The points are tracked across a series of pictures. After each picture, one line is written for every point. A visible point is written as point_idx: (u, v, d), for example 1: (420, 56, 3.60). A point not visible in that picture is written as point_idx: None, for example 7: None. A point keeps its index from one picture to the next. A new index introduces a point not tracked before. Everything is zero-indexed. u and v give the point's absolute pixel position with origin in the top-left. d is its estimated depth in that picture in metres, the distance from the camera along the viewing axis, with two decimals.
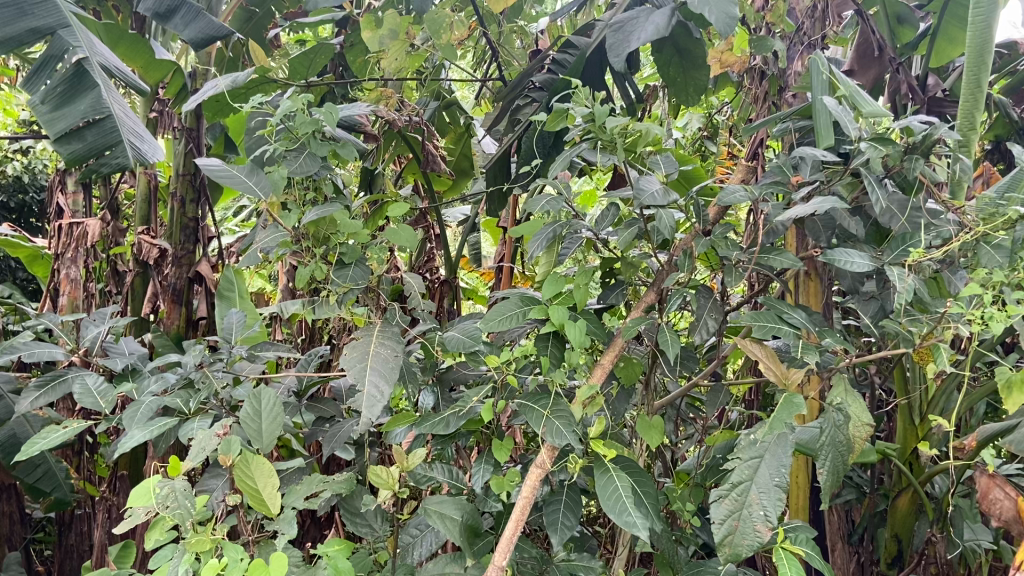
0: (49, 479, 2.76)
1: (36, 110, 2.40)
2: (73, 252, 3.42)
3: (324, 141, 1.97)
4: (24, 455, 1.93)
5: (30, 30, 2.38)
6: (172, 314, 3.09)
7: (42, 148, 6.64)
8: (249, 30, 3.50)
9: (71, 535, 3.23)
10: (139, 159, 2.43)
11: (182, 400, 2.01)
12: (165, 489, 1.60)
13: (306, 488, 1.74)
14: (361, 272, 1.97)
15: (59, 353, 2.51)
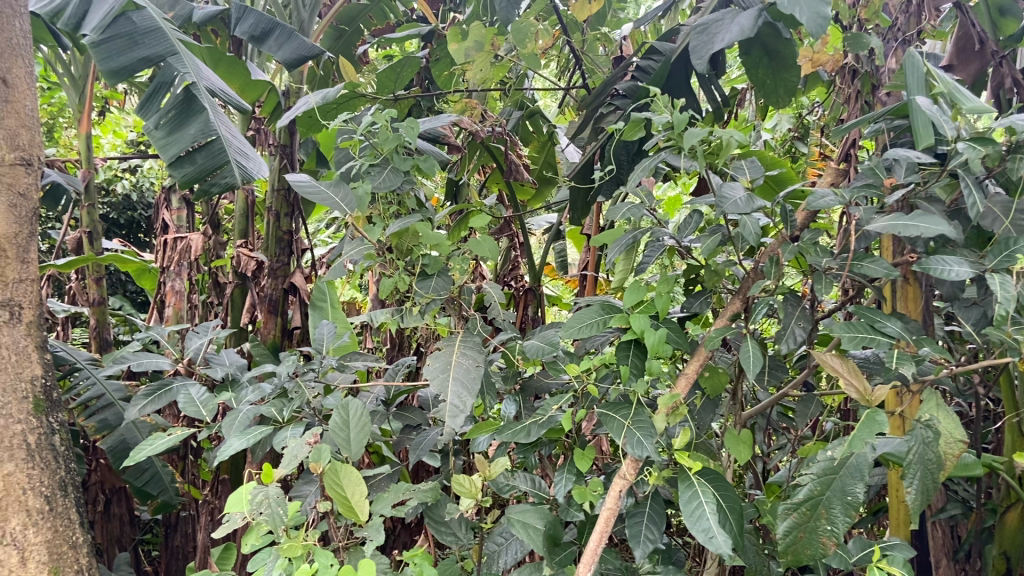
0: (155, 482, 2.91)
1: (151, 135, 2.53)
2: (177, 266, 3.61)
3: (407, 156, 2.01)
4: (130, 462, 2.05)
5: (142, 59, 2.51)
6: (268, 324, 3.20)
7: (150, 166, 6.98)
8: (339, 48, 3.65)
9: (176, 536, 3.40)
10: (246, 177, 2.54)
11: (277, 409, 2.09)
12: (260, 496, 1.64)
13: (393, 496, 1.78)
14: (444, 283, 2.01)
15: (165, 362, 2.64)
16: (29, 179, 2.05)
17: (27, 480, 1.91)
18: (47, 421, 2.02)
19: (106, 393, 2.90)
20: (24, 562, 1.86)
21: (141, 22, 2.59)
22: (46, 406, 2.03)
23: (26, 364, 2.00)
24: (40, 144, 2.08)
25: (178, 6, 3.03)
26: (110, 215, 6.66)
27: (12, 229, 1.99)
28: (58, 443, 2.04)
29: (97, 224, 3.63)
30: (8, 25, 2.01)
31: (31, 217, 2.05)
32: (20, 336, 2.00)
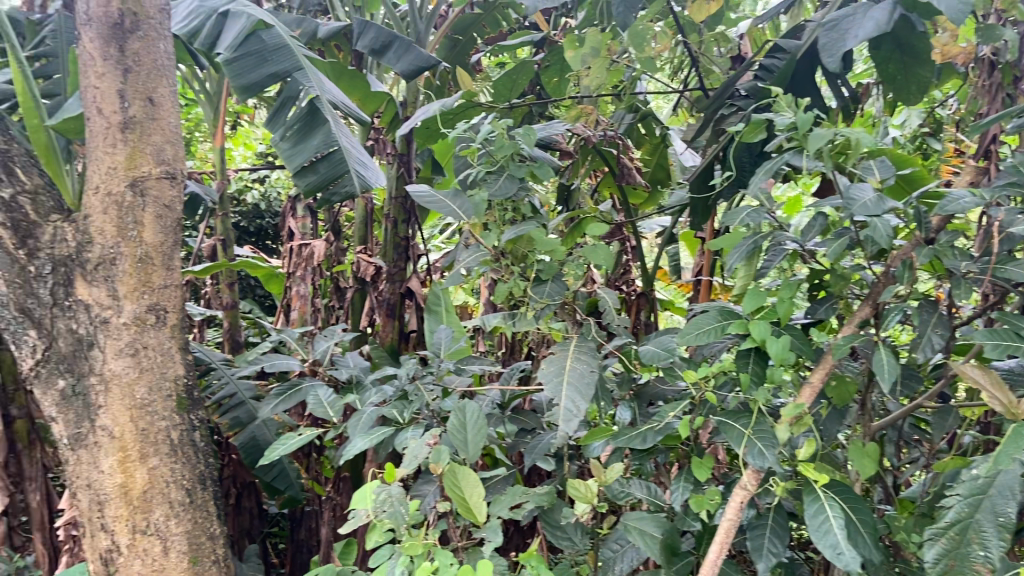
0: (283, 478, 3.05)
1: (278, 147, 2.66)
2: (302, 271, 3.77)
3: (522, 163, 2.05)
4: (267, 460, 2.27)
5: (270, 75, 2.62)
6: (386, 327, 3.30)
7: (278, 177, 7.29)
8: (453, 57, 3.69)
9: (302, 530, 3.55)
10: (365, 187, 2.62)
11: (399, 410, 2.17)
12: (383, 494, 1.73)
13: (511, 498, 1.80)
14: (558, 287, 2.04)
15: (295, 364, 2.79)
16: (174, 191, 2.19)
17: (170, 473, 2.05)
18: (188, 418, 2.16)
19: (238, 392, 3.07)
20: (166, 551, 2.01)
21: (270, 40, 2.70)
22: (189, 404, 2.17)
23: (170, 365, 2.13)
24: (183, 158, 2.22)
25: (304, 24, 3.16)
26: (241, 223, 6.99)
27: (158, 238, 2.14)
28: (198, 438, 2.17)
29: (230, 232, 3.84)
30: (155, 48, 2.16)
31: (175, 227, 2.19)
32: (166, 338, 2.14)
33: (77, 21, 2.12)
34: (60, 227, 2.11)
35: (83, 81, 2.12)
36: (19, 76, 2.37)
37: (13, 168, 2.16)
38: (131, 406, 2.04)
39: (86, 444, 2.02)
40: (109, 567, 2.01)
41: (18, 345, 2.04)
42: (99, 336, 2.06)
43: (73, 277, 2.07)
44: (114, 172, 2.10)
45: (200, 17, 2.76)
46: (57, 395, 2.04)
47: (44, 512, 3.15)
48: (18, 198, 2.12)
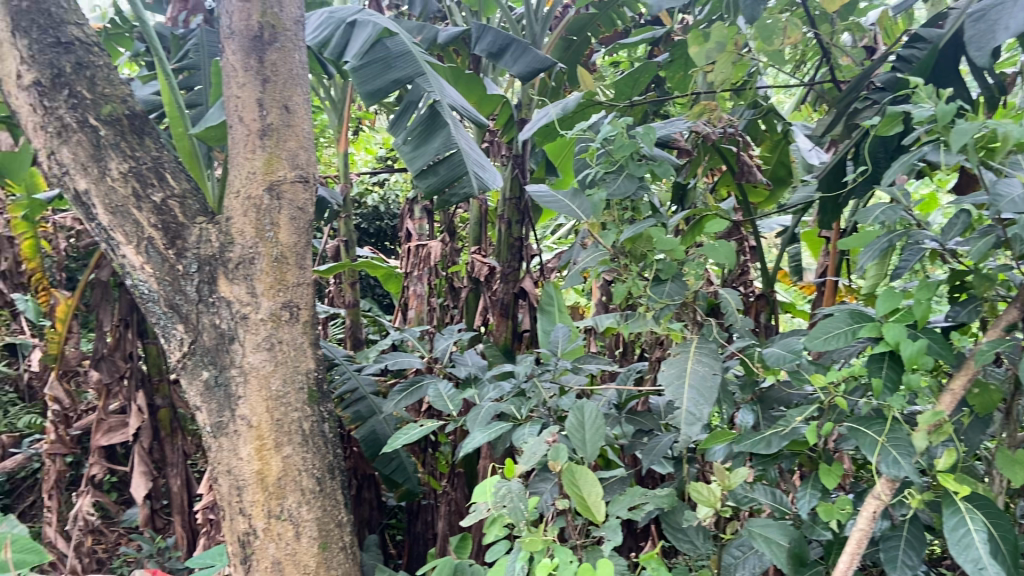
0: (401, 471, 3.14)
1: (400, 150, 2.72)
2: (419, 271, 3.86)
3: (641, 162, 2.04)
4: (389, 448, 2.37)
5: (394, 81, 2.70)
6: (500, 326, 3.33)
7: (396, 180, 7.50)
8: (568, 58, 3.70)
9: (418, 523, 3.56)
10: (483, 187, 2.65)
11: (516, 407, 2.19)
12: (503, 490, 1.75)
13: (630, 499, 1.80)
14: (677, 287, 2.00)
15: (417, 362, 2.84)
16: (307, 194, 2.30)
17: (302, 462, 2.16)
18: (319, 410, 2.26)
19: (359, 387, 3.18)
20: (298, 535, 2.11)
21: (394, 48, 2.79)
22: (319, 396, 2.27)
23: (303, 358, 2.24)
24: (315, 162, 2.32)
25: (425, 30, 3.23)
26: (362, 225, 7.20)
27: (293, 239, 2.26)
28: (328, 430, 2.27)
29: (352, 234, 3.99)
30: (291, 58, 2.28)
31: (307, 228, 2.30)
32: (299, 333, 2.25)
33: (221, 35, 2.26)
34: (205, 228, 2.25)
35: (226, 92, 2.26)
36: (168, 87, 2.58)
37: (163, 174, 2.28)
38: (266, 397, 2.16)
39: (228, 432, 2.16)
40: (247, 549, 2.13)
41: (169, 338, 2.23)
42: (239, 331, 2.18)
43: (216, 275, 2.21)
44: (253, 176, 2.23)
45: (329, 27, 2.90)
46: (201, 385, 2.19)
47: (184, 496, 3.39)
48: (168, 201, 2.25)
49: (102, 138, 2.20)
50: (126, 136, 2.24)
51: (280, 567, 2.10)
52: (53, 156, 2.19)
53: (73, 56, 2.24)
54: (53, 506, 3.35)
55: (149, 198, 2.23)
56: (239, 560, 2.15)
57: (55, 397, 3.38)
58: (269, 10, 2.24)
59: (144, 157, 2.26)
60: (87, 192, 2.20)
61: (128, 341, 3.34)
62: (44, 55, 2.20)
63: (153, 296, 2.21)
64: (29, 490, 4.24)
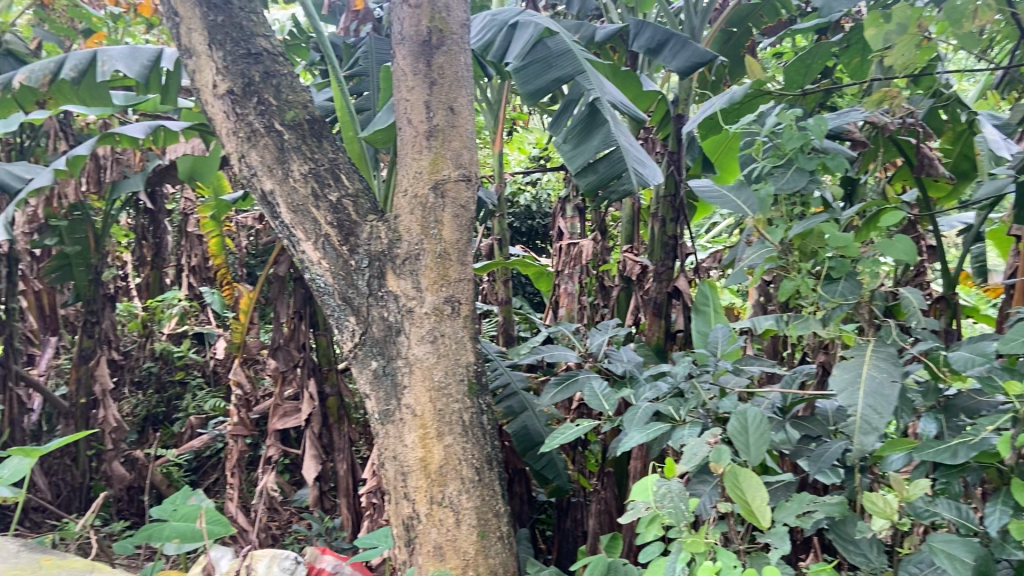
0: (551, 468, 3.15)
1: (560, 149, 2.75)
2: (571, 270, 3.87)
3: (813, 155, 1.94)
4: (546, 448, 2.50)
5: (555, 80, 2.73)
6: (652, 326, 3.24)
7: (549, 179, 7.48)
8: (727, 51, 3.60)
9: (567, 520, 3.50)
10: (643, 184, 2.61)
11: (674, 408, 2.17)
12: (663, 488, 1.77)
13: (798, 506, 1.75)
14: (851, 287, 1.91)
15: (572, 355, 2.88)
16: (469, 193, 2.36)
17: (462, 451, 2.23)
18: (479, 402, 2.31)
19: (511, 382, 3.24)
20: (458, 523, 2.18)
21: (555, 47, 2.82)
22: (478, 389, 2.32)
23: (464, 351, 2.30)
24: (478, 161, 2.39)
25: (583, 29, 3.26)
26: (514, 223, 7.21)
27: (455, 236, 2.33)
28: (487, 422, 2.33)
29: (506, 232, 4.05)
30: (456, 61, 2.35)
31: (469, 225, 2.37)
32: (460, 327, 2.31)
33: (393, 41, 2.38)
34: (375, 225, 2.37)
35: (397, 95, 2.38)
36: (340, 95, 2.76)
37: (338, 174, 2.42)
38: (430, 387, 2.24)
39: (394, 420, 2.27)
40: (410, 533, 2.22)
41: (342, 329, 2.36)
42: (405, 324, 2.28)
43: (385, 270, 2.32)
44: (420, 176, 2.33)
45: (492, 30, 2.97)
46: (370, 374, 2.31)
47: (349, 479, 3.58)
48: (343, 200, 2.39)
49: (286, 141, 2.37)
50: (306, 140, 2.40)
51: (441, 552, 2.18)
52: (242, 159, 2.39)
53: (261, 66, 2.42)
54: (234, 483, 3.63)
55: (327, 197, 2.37)
56: (403, 542, 2.25)
57: (238, 382, 3.67)
58: (438, 15, 2.33)
59: (322, 158, 2.40)
60: (272, 192, 2.37)
61: (301, 332, 3.58)
62: (237, 65, 2.40)
63: (328, 289, 2.36)
64: (213, 468, 4.62)
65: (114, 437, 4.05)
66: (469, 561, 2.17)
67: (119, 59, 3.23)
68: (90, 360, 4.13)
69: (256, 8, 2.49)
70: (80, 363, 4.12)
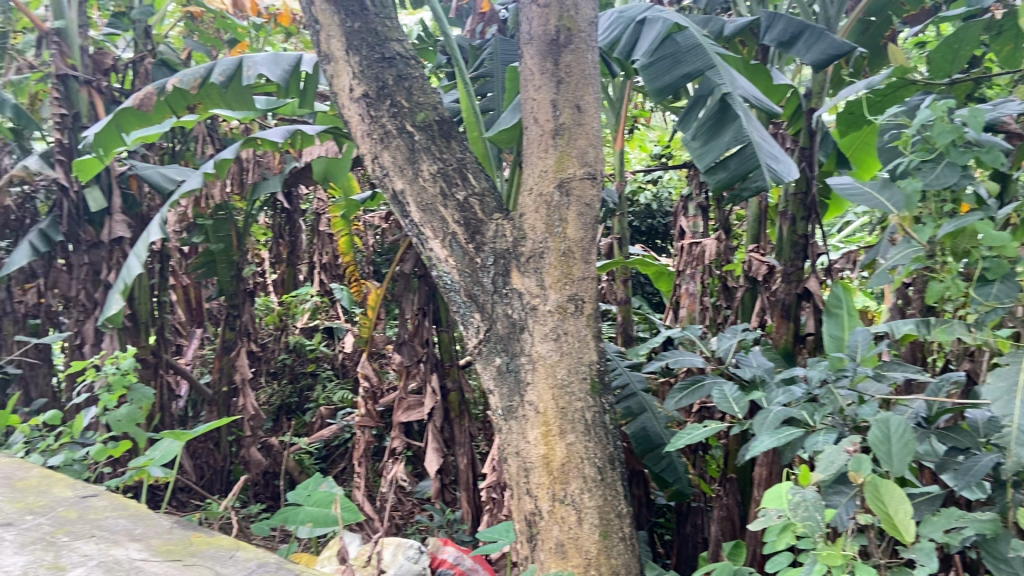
0: (671, 471, 3.02)
1: (689, 146, 2.69)
2: (693, 269, 3.80)
3: (967, 149, 1.84)
4: (671, 448, 2.55)
5: (684, 75, 2.69)
6: (780, 329, 3.11)
7: (670, 176, 7.31)
8: (865, 41, 3.43)
9: (687, 525, 3.40)
10: (776, 180, 2.51)
11: (808, 413, 2.12)
12: (797, 498, 1.75)
13: (945, 521, 1.72)
14: (1008, 289, 1.82)
15: (698, 360, 2.81)
16: (594, 191, 2.36)
17: (585, 450, 2.22)
18: (602, 401, 2.30)
19: (630, 383, 3.19)
20: (581, 521, 2.19)
21: (683, 41, 2.76)
22: (601, 388, 2.31)
23: (587, 350, 2.29)
24: (604, 159, 2.37)
25: (711, 23, 3.19)
26: (634, 222, 7.08)
27: (580, 234, 2.33)
28: (610, 421, 2.31)
29: (627, 231, 4.01)
30: (584, 59, 2.35)
31: (594, 224, 2.36)
32: (583, 326, 2.31)
33: (522, 41, 2.41)
34: (501, 224, 2.40)
35: (524, 95, 2.40)
36: (465, 96, 2.82)
37: (466, 174, 2.46)
38: (553, 385, 2.25)
39: (517, 417, 2.30)
40: (533, 529, 2.25)
41: (467, 325, 2.41)
42: (529, 321, 2.30)
43: (510, 268, 2.34)
44: (545, 175, 2.34)
45: (618, 27, 2.96)
46: (494, 370, 2.35)
47: (469, 473, 3.67)
48: (469, 199, 2.44)
49: (416, 142, 2.44)
50: (435, 141, 2.46)
51: (564, 549, 2.19)
52: (376, 160, 2.48)
53: (394, 70, 2.50)
54: (361, 473, 3.78)
55: (454, 197, 2.42)
56: (525, 537, 2.28)
57: (365, 375, 3.81)
58: (567, 14, 2.33)
59: (450, 158, 2.46)
60: (403, 192, 2.45)
61: (425, 328, 3.67)
62: (371, 69, 2.49)
63: (455, 286, 2.41)
64: (341, 456, 4.82)
65: (252, 424, 4.30)
66: (591, 561, 2.17)
67: (262, 64, 3.42)
68: (231, 351, 4.39)
69: (391, 13, 2.58)
70: (223, 354, 4.40)
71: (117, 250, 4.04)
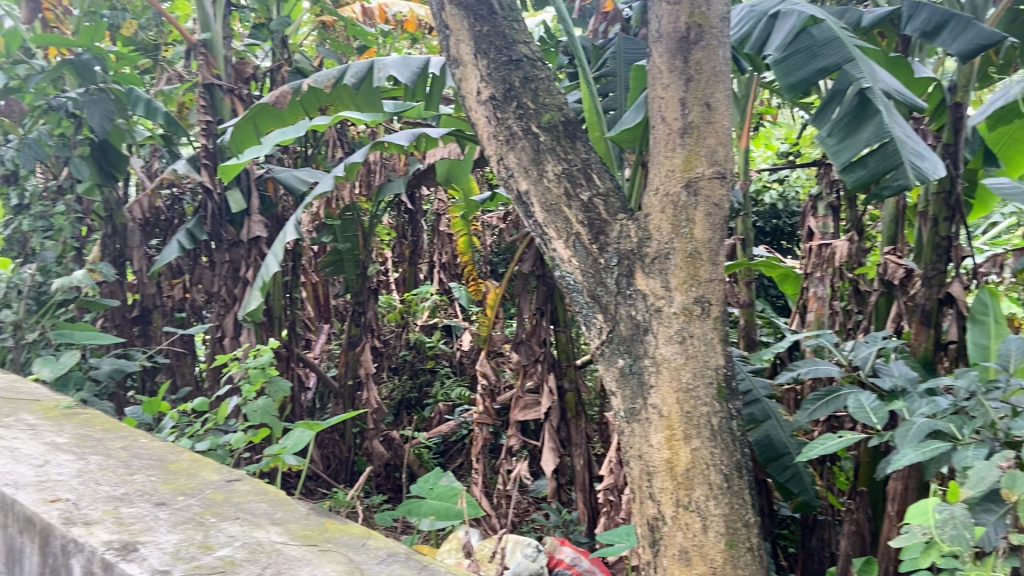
0: (796, 481, 2.90)
1: (824, 143, 2.58)
2: (822, 272, 3.58)
3: None
4: (803, 458, 2.51)
5: (821, 69, 2.58)
6: (919, 335, 2.92)
7: (797, 175, 7.01)
8: (1017, 29, 3.19)
9: (812, 539, 3.25)
10: (921, 178, 2.37)
11: (956, 427, 2.02)
12: (945, 515, 1.68)
13: None
14: None
15: (834, 371, 2.71)
16: (724, 191, 2.30)
17: (710, 456, 2.17)
18: (728, 406, 2.24)
19: (753, 389, 3.09)
20: (706, 529, 2.13)
21: (820, 34, 2.66)
22: (728, 394, 2.24)
23: (714, 354, 2.23)
24: (734, 158, 2.31)
25: (847, 15, 3.06)
26: (758, 223, 6.82)
27: (707, 235, 2.27)
28: (737, 427, 2.24)
29: (751, 232, 3.88)
30: (715, 55, 2.30)
31: (722, 225, 2.30)
32: (709, 328, 2.25)
33: (651, 39, 2.39)
34: (626, 224, 2.37)
35: (652, 93, 2.38)
36: (588, 97, 2.82)
37: (590, 174, 2.45)
38: (678, 388, 2.21)
39: (640, 419, 2.28)
40: (655, 534, 2.22)
41: (590, 326, 2.40)
42: (653, 323, 2.27)
43: (634, 269, 2.32)
44: (673, 174, 2.31)
45: (750, 22, 2.89)
46: (617, 371, 2.33)
47: (586, 475, 3.67)
48: (594, 199, 2.42)
49: (542, 143, 2.46)
50: (560, 141, 2.46)
51: (688, 556, 2.15)
52: (501, 161, 2.51)
53: (521, 72, 2.52)
54: (479, 469, 3.83)
55: (579, 197, 2.42)
56: (647, 542, 2.25)
57: (484, 373, 3.86)
58: (698, 11, 2.29)
59: (575, 159, 2.46)
60: (527, 192, 2.46)
61: (542, 328, 3.69)
62: (499, 72, 2.52)
63: (578, 287, 2.40)
64: (458, 452, 4.91)
65: (375, 417, 4.44)
66: (716, 570, 2.12)
67: (392, 66, 3.56)
68: (356, 346, 4.56)
69: (518, 16, 2.60)
70: (348, 349, 4.58)
71: (255, 249, 4.27)
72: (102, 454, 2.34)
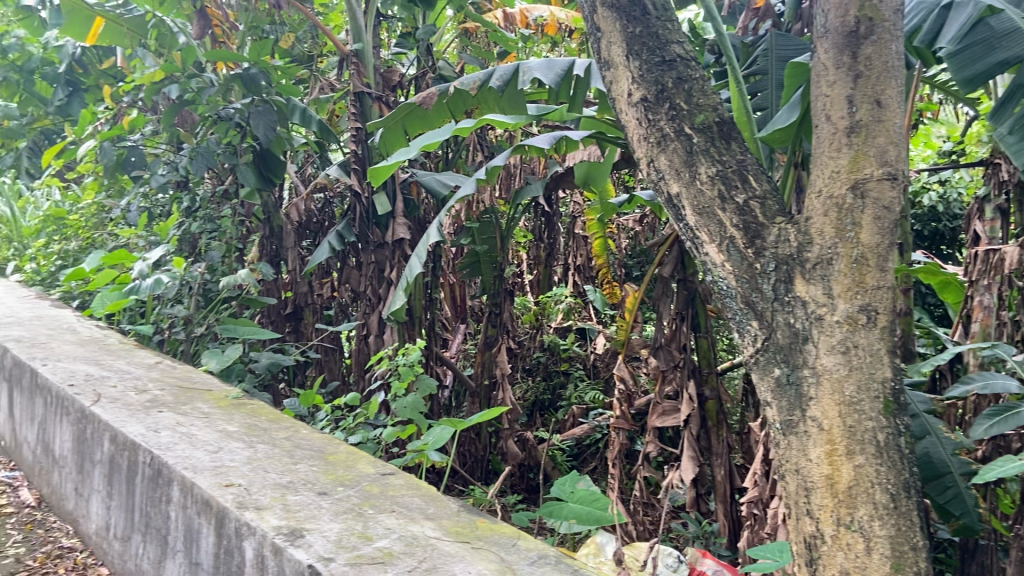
0: (959, 503, 2.67)
1: (1004, 142, 2.43)
2: (989, 280, 3.32)
3: None
4: (979, 480, 2.34)
5: (1000, 62, 2.39)
6: None
7: (961, 176, 6.48)
8: None
9: (973, 564, 3.01)
10: None
11: None
12: None
13: None
14: None
15: (1013, 385, 2.50)
16: (894, 193, 2.17)
17: (876, 474, 2.05)
18: (896, 422, 2.10)
19: (911, 404, 2.90)
20: (870, 551, 2.03)
21: (999, 25, 2.45)
22: (896, 408, 2.10)
23: (881, 365, 2.10)
24: (906, 158, 2.18)
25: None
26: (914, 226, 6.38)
27: (876, 239, 2.14)
28: (906, 444, 2.10)
29: (910, 235, 3.63)
30: (887, 49, 2.19)
31: (892, 229, 2.16)
32: (876, 339, 2.12)
33: (817, 35, 2.29)
34: (784, 228, 2.27)
35: (816, 91, 2.29)
36: (738, 96, 2.73)
37: (746, 176, 2.37)
38: (840, 401, 2.10)
39: (798, 432, 2.19)
40: (813, 552, 2.14)
41: (743, 333, 2.32)
42: (814, 331, 2.17)
43: (793, 275, 2.22)
44: (838, 175, 2.20)
45: (921, 13, 2.75)
46: (773, 381, 2.25)
47: (727, 486, 3.56)
48: (750, 202, 2.34)
49: (695, 145, 2.40)
50: (715, 142, 2.40)
51: None
52: (652, 163, 2.48)
53: (674, 72, 2.47)
54: (615, 474, 3.78)
55: (733, 199, 2.34)
56: (804, 559, 2.18)
57: (621, 377, 3.81)
58: (869, 3, 2.18)
59: (730, 160, 2.38)
60: (679, 195, 2.41)
61: (682, 333, 3.60)
62: (652, 73, 2.48)
63: (731, 292, 2.32)
64: (592, 456, 4.87)
65: (510, 417, 4.47)
66: None
67: (537, 69, 3.59)
68: (492, 347, 4.62)
69: (671, 15, 2.55)
70: (484, 348, 4.64)
71: (399, 250, 4.42)
72: (268, 444, 2.48)
